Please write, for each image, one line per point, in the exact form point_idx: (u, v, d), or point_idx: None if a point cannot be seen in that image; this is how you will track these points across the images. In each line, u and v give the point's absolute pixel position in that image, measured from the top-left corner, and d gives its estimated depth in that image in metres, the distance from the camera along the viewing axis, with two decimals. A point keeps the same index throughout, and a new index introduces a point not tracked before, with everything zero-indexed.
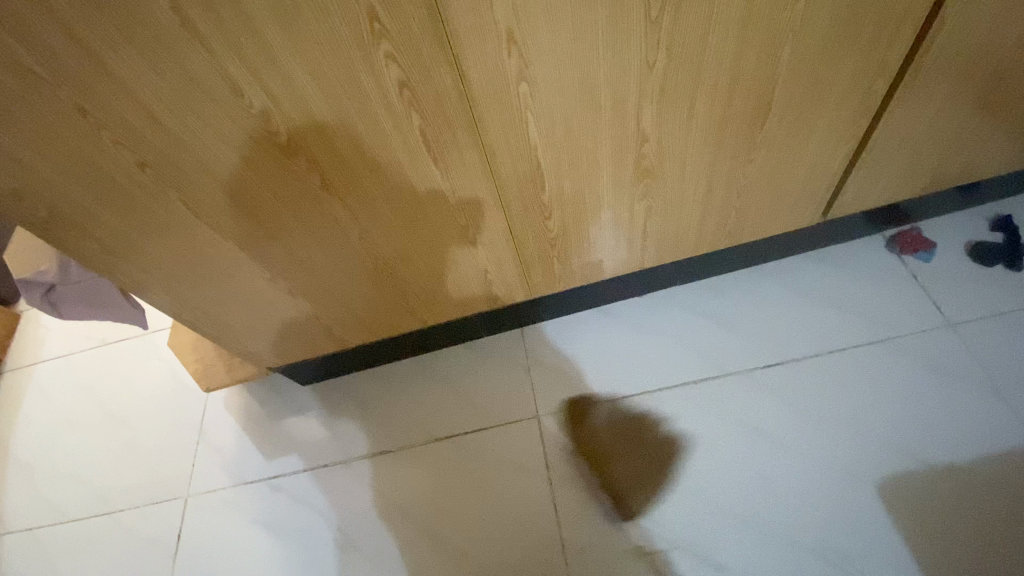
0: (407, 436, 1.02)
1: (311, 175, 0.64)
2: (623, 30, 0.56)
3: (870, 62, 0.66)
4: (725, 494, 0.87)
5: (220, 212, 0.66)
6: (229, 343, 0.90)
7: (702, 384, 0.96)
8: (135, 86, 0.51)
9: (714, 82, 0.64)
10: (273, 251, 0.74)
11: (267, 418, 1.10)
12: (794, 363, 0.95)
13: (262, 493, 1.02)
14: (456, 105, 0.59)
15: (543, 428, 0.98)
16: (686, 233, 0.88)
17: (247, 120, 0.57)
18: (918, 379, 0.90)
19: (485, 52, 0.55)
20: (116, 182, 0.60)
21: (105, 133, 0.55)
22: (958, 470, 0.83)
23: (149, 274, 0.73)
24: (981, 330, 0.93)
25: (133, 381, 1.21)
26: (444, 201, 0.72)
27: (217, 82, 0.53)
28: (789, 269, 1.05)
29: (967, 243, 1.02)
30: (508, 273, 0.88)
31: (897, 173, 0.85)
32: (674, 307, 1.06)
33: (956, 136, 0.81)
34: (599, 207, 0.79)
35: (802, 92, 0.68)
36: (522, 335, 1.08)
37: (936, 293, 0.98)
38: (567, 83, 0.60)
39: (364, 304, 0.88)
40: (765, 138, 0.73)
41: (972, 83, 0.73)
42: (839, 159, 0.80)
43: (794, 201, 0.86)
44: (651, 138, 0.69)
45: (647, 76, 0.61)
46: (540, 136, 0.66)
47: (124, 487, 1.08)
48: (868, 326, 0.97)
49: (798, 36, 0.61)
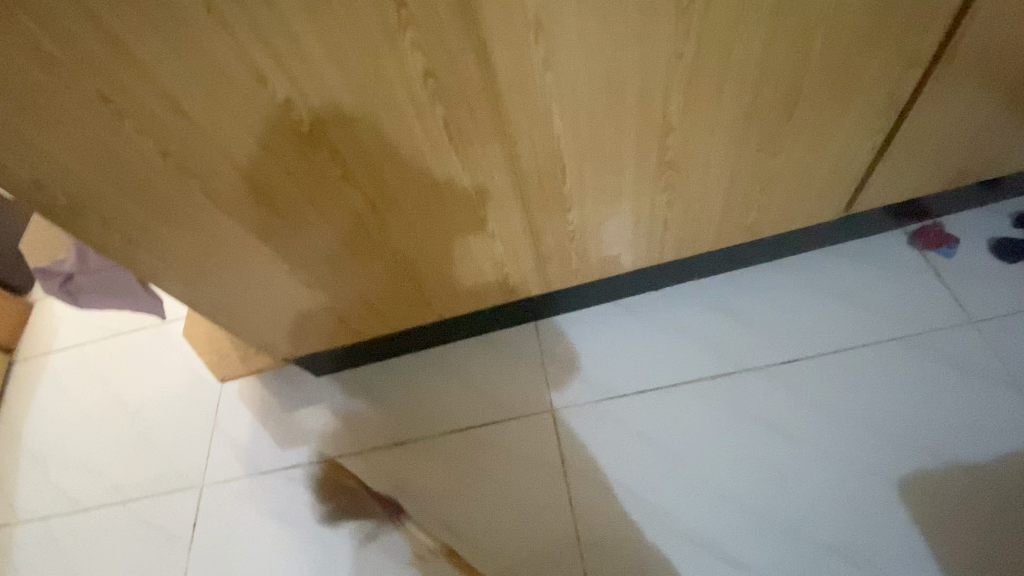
0: (421, 428, 1.02)
1: (332, 165, 0.63)
2: (652, 18, 0.54)
3: (903, 53, 0.64)
4: (740, 490, 0.86)
5: (240, 202, 0.66)
6: (245, 333, 0.90)
7: (719, 379, 0.96)
8: (158, 74, 0.51)
9: (742, 72, 0.62)
10: (291, 242, 0.73)
11: (280, 409, 1.10)
12: (812, 359, 0.94)
13: (276, 483, 1.02)
14: (480, 95, 0.58)
15: (558, 422, 0.97)
16: (706, 227, 0.87)
17: (269, 109, 0.56)
18: (939, 376, 0.89)
19: (511, 40, 0.54)
20: (137, 171, 0.59)
21: (127, 121, 0.54)
22: (979, 469, 0.82)
23: (168, 264, 0.72)
24: (1004, 327, 0.91)
25: (147, 371, 1.22)
26: (464, 192, 0.71)
27: (240, 71, 0.52)
28: (808, 264, 1.04)
29: (990, 238, 1.00)
30: (525, 266, 0.88)
31: (923, 167, 0.84)
32: (691, 302, 1.05)
33: (985, 129, 0.79)
34: (620, 199, 0.78)
35: (832, 83, 0.66)
36: (536, 329, 1.08)
37: (958, 289, 0.96)
38: (593, 73, 0.59)
39: (380, 296, 0.88)
40: (791, 130, 0.72)
41: (1006, 75, 0.71)
42: (865, 152, 0.78)
43: (816, 195, 0.85)
44: (675, 130, 0.68)
45: (675, 66, 0.60)
46: (563, 127, 0.65)
47: (138, 476, 1.09)
48: (888, 322, 0.95)
49: (831, 26, 0.59)
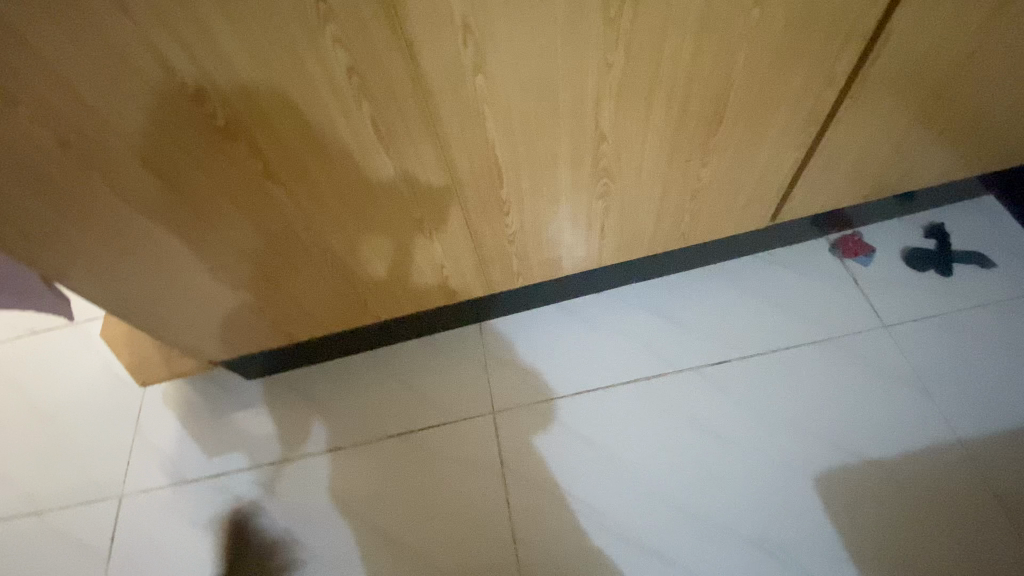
0: (359, 433, 0.99)
1: (254, 162, 0.61)
2: (581, 27, 0.55)
3: (820, 72, 0.68)
4: (673, 489, 0.89)
5: (152, 198, 0.62)
6: (166, 335, 0.85)
7: (655, 381, 0.98)
8: (55, 61, 0.47)
9: (671, 84, 0.64)
10: (213, 241, 0.70)
11: (210, 413, 1.05)
12: (741, 361, 0.98)
13: (203, 492, 0.97)
14: (410, 96, 0.57)
15: (497, 424, 0.97)
16: (642, 232, 0.89)
17: (182, 102, 0.53)
18: (854, 376, 0.95)
19: (440, 41, 0.53)
20: (34, 163, 0.55)
21: (18, 109, 0.50)
22: (888, 463, 0.88)
23: (76, 262, 0.67)
24: (913, 331, 0.98)
25: (62, 374, 1.13)
26: (398, 192, 0.70)
27: (148, 61, 0.49)
28: (739, 269, 1.08)
29: (904, 248, 1.07)
30: (465, 267, 0.87)
31: (842, 181, 0.89)
32: (630, 305, 1.07)
33: (896, 146, 0.84)
34: (557, 204, 0.78)
35: (755, 98, 0.69)
36: (478, 331, 1.07)
37: (874, 295, 1.02)
38: (525, 78, 0.59)
39: (312, 297, 0.85)
40: (719, 143, 0.74)
41: (913, 96, 0.76)
42: (789, 165, 0.82)
43: (745, 204, 0.88)
44: (608, 138, 0.69)
45: (606, 75, 0.61)
46: (497, 131, 0.64)
47: (51, 486, 1.01)
48: (811, 326, 1.01)
49: (753, 43, 0.61)
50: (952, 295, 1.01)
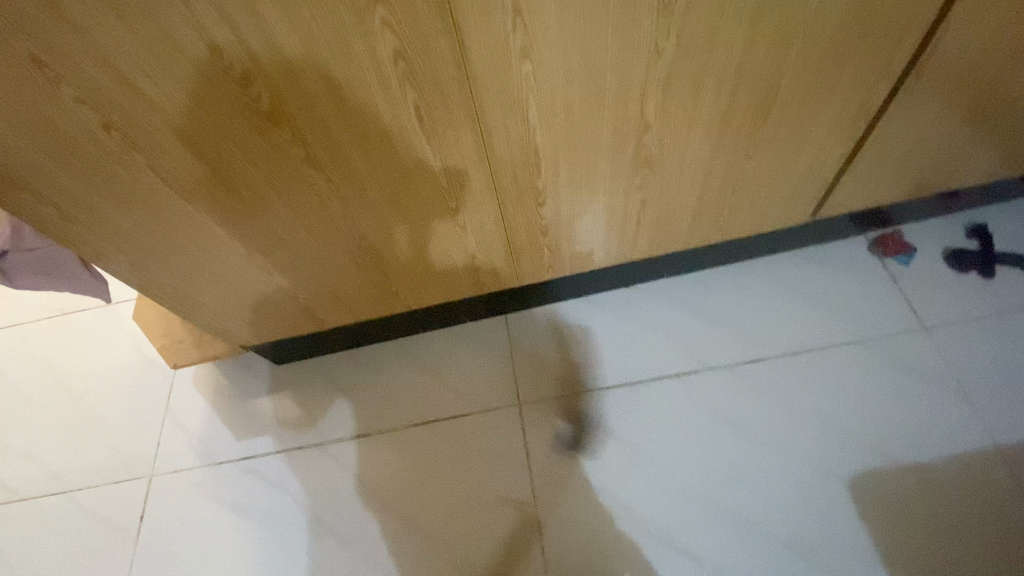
0: (384, 420, 1.00)
1: (295, 147, 0.60)
2: (634, 12, 0.53)
3: (876, 64, 0.65)
4: (702, 487, 0.88)
5: (191, 181, 0.62)
6: (199, 319, 0.86)
7: (685, 377, 0.97)
8: (102, 41, 0.47)
9: (720, 74, 0.62)
10: (249, 225, 0.70)
11: (238, 397, 1.06)
12: (773, 360, 0.97)
13: (231, 475, 0.98)
14: (454, 82, 0.56)
15: (524, 416, 0.97)
16: (677, 226, 0.87)
17: (226, 85, 0.52)
18: (891, 378, 0.93)
19: (488, 26, 0.51)
20: (77, 143, 0.55)
21: (64, 89, 0.50)
22: (924, 468, 0.86)
23: (115, 245, 0.68)
24: (953, 333, 0.95)
25: (94, 354, 1.15)
26: (436, 180, 0.69)
27: (194, 43, 0.48)
28: (773, 266, 1.06)
29: (945, 248, 1.04)
30: (497, 257, 0.86)
31: (887, 177, 0.86)
32: (660, 299, 1.05)
33: (948, 142, 0.81)
34: (594, 195, 0.77)
35: (806, 91, 0.66)
36: (505, 322, 1.07)
37: (914, 296, 1.00)
38: (572, 64, 0.57)
39: (344, 285, 0.85)
40: (764, 136, 0.72)
41: (972, 90, 0.72)
42: (834, 160, 0.80)
43: (785, 199, 0.86)
44: (652, 128, 0.67)
45: (654, 63, 0.59)
46: (539, 119, 0.63)
47: (84, 464, 1.03)
48: (847, 326, 0.98)
49: (810, 32, 0.59)
50: (995, 297, 0.97)
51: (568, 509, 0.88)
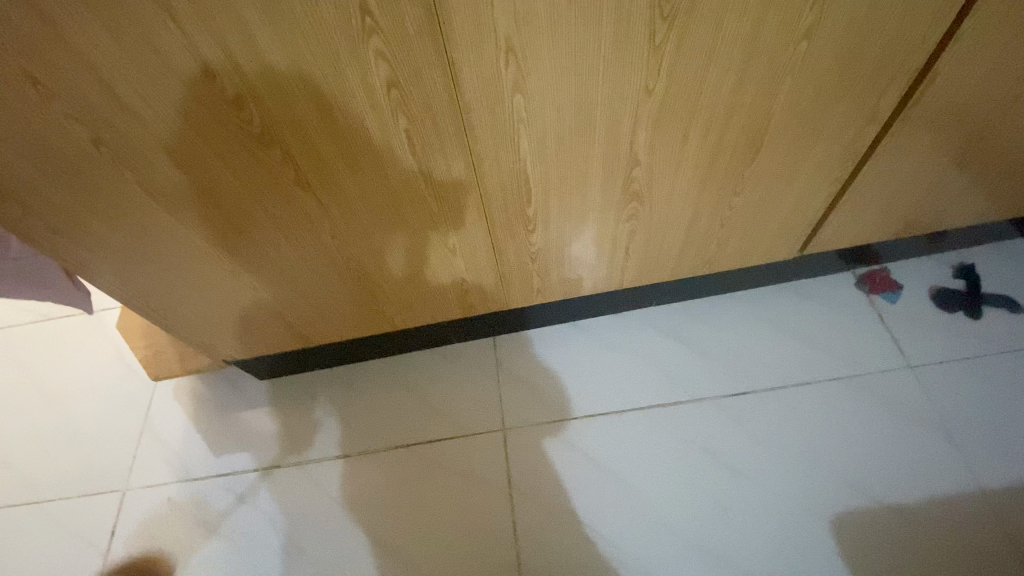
0: (368, 441, 0.98)
1: (285, 169, 0.60)
2: (625, 51, 0.54)
3: (862, 108, 0.66)
4: (685, 520, 0.87)
5: (181, 198, 0.62)
6: (183, 332, 0.85)
7: (671, 408, 0.96)
8: (96, 60, 0.47)
9: (710, 114, 0.63)
10: (237, 243, 0.70)
11: (219, 411, 1.04)
12: (760, 393, 0.96)
13: (206, 491, 0.96)
14: (446, 112, 0.57)
15: (508, 442, 0.96)
16: (666, 257, 0.88)
17: (218, 106, 0.53)
18: (876, 416, 0.92)
19: (481, 61, 0.52)
20: (66, 157, 0.55)
21: (56, 105, 0.50)
22: (908, 509, 0.85)
23: (99, 257, 0.67)
24: (938, 373, 0.95)
25: (75, 362, 1.13)
26: (426, 205, 0.69)
27: (189, 65, 0.49)
28: (762, 299, 1.07)
29: (932, 288, 1.05)
30: (485, 281, 0.86)
31: (874, 217, 0.87)
32: (648, 328, 1.05)
33: (933, 185, 0.83)
34: (583, 224, 0.77)
35: (794, 132, 0.68)
36: (493, 345, 1.06)
37: (901, 335, 1.00)
38: (563, 100, 0.58)
39: (331, 303, 0.85)
40: (753, 173, 0.73)
41: (955, 137, 0.74)
42: (821, 199, 0.81)
43: (773, 235, 0.87)
44: (642, 162, 0.68)
45: (645, 100, 0.60)
46: (531, 151, 0.63)
47: (57, 475, 1.01)
48: (834, 362, 0.98)
49: (798, 76, 0.60)
50: (980, 338, 0.98)
51: (548, 540, 0.87)
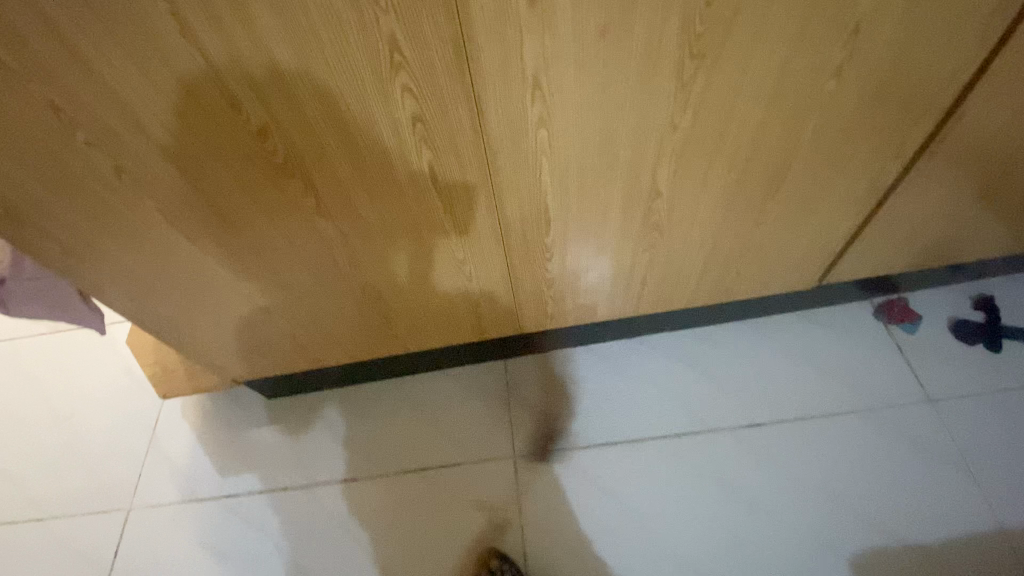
0: (376, 465, 0.97)
1: (306, 198, 0.60)
2: (653, 88, 0.53)
3: (888, 145, 0.65)
4: (699, 556, 0.85)
5: (199, 224, 0.61)
6: (194, 352, 0.85)
7: (685, 438, 0.95)
8: (122, 91, 0.47)
9: (734, 149, 0.62)
10: (254, 267, 0.69)
11: (226, 430, 1.03)
12: (776, 424, 0.95)
13: (211, 512, 0.95)
14: (470, 145, 0.56)
15: (518, 469, 0.94)
16: (683, 286, 0.87)
17: (241, 136, 0.52)
18: (896, 451, 0.91)
19: (508, 96, 0.52)
20: (86, 184, 0.54)
21: (78, 134, 0.49)
22: (928, 549, 0.83)
23: (114, 279, 0.67)
24: (958, 409, 0.94)
25: (83, 375, 1.13)
26: (443, 233, 0.68)
27: (214, 96, 0.48)
28: (778, 327, 1.05)
29: (951, 319, 1.03)
30: (500, 306, 0.85)
31: (894, 249, 0.86)
32: (662, 354, 1.04)
33: (956, 218, 0.81)
34: (601, 253, 0.76)
35: (818, 167, 0.67)
36: (504, 368, 1.05)
37: (920, 367, 0.98)
38: (588, 134, 0.57)
39: (343, 326, 0.84)
40: (774, 206, 0.72)
41: (981, 173, 0.73)
42: (842, 231, 0.80)
43: (792, 265, 0.86)
44: (663, 195, 0.67)
45: (670, 135, 0.59)
46: (553, 182, 0.63)
47: (62, 491, 1.00)
48: (851, 394, 0.97)
49: (825, 113, 0.59)
50: (1000, 373, 0.96)
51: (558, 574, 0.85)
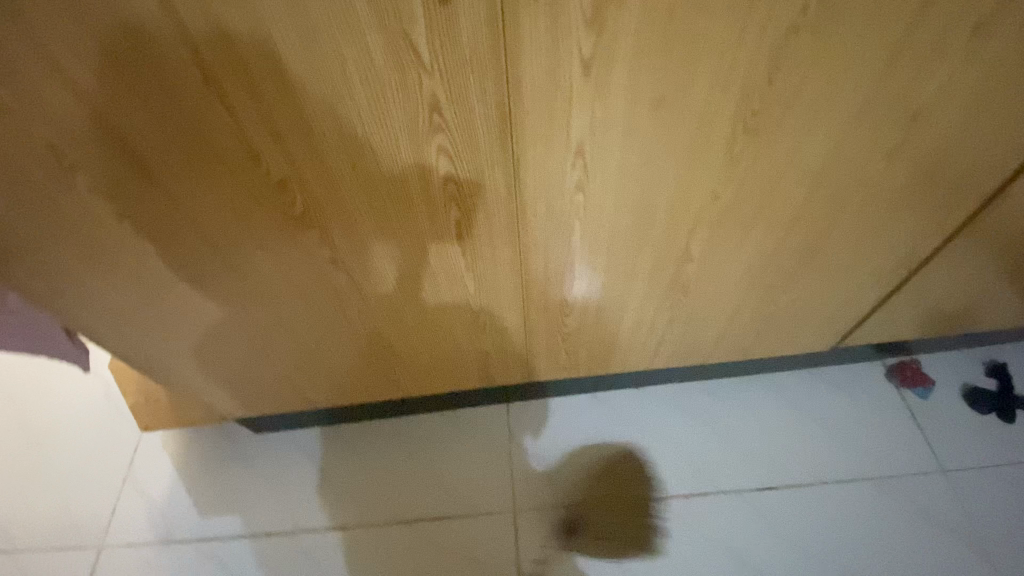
0: (368, 512, 0.92)
1: (321, 250, 0.56)
2: (700, 159, 0.51)
3: (927, 222, 0.63)
4: None
5: (204, 269, 0.57)
6: (184, 390, 0.80)
7: (693, 500, 0.91)
8: (133, 138, 0.43)
9: (772, 220, 0.60)
10: (257, 312, 0.65)
11: (210, 466, 0.98)
12: (787, 489, 0.92)
13: (188, 556, 0.89)
14: (501, 206, 0.53)
15: (518, 525, 0.90)
16: (702, 344, 0.84)
17: (259, 188, 0.49)
18: (911, 524, 0.87)
19: (548, 162, 0.49)
20: (83, 227, 0.50)
21: (80, 178, 0.45)
22: None
23: (106, 319, 0.62)
24: (974, 482, 0.91)
25: (60, 399, 1.07)
26: (462, 287, 0.65)
27: (234, 147, 0.45)
28: (789, 384, 1.03)
29: (964, 385, 1.01)
30: (511, 356, 0.82)
31: (917, 317, 0.84)
32: (671, 407, 1.01)
33: (982, 291, 0.80)
34: (623, 311, 0.73)
35: (854, 240, 0.65)
36: (507, 413, 1.01)
37: (933, 434, 0.96)
38: (625, 200, 0.54)
39: (346, 371, 0.80)
40: (804, 274, 0.70)
41: (1013, 251, 0.71)
42: (868, 300, 0.78)
43: (813, 329, 0.83)
44: (694, 259, 0.65)
45: (710, 205, 0.56)
46: (582, 244, 0.60)
47: (26, 524, 0.93)
48: (864, 459, 0.94)
49: (869, 190, 0.57)
50: (1014, 445, 0.94)
51: None
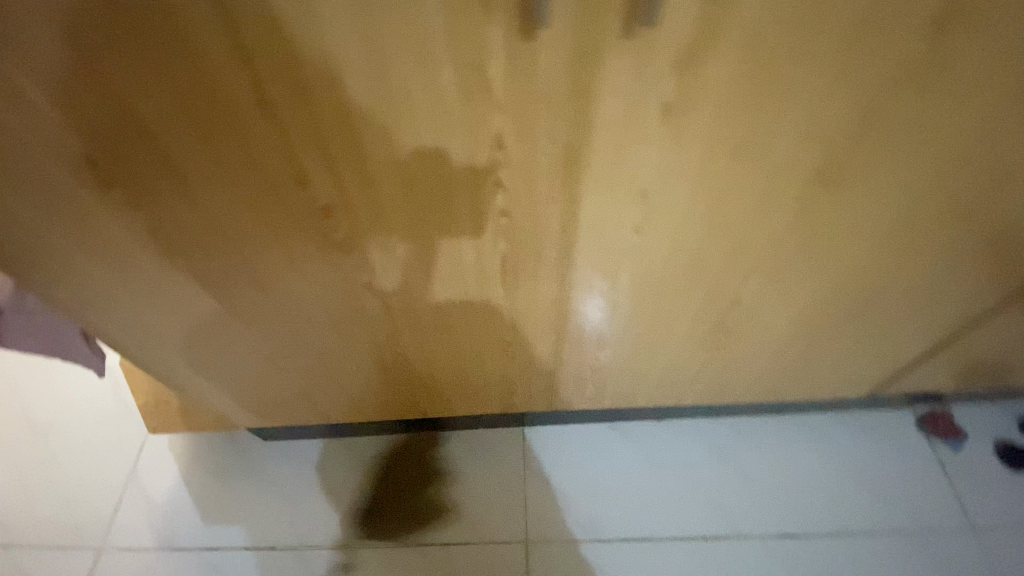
0: (376, 533, 0.89)
1: (358, 274, 0.54)
2: (767, 207, 0.48)
3: (990, 281, 0.60)
4: None
5: (234, 287, 0.55)
6: (198, 399, 0.77)
7: (712, 543, 0.88)
8: (177, 155, 0.41)
9: (831, 271, 0.57)
10: (283, 330, 0.62)
11: (216, 473, 0.95)
12: (811, 538, 0.88)
13: (189, 566, 0.86)
14: (552, 242, 0.50)
15: (530, 557, 0.87)
16: (734, 385, 0.81)
17: (302, 211, 0.46)
18: None
19: (608, 201, 0.46)
20: (114, 240, 0.48)
21: (116, 192, 0.43)
22: None
23: (126, 330, 0.60)
24: (1008, 543, 0.87)
25: (67, 393, 1.05)
26: (497, 317, 0.62)
27: (282, 170, 0.42)
28: (815, 427, 1.00)
29: (997, 440, 0.98)
30: (536, 385, 0.79)
31: (959, 371, 0.81)
32: (692, 443, 0.98)
33: None
34: (659, 349, 0.70)
35: (911, 294, 0.61)
36: (524, 438, 0.99)
37: (964, 490, 0.93)
38: (681, 243, 0.52)
39: (366, 390, 0.77)
40: (854, 324, 0.67)
41: None
42: (914, 352, 0.74)
43: (851, 377, 0.80)
44: (742, 304, 0.62)
45: (768, 253, 0.54)
46: (629, 283, 0.57)
47: (26, 521, 0.91)
48: (891, 512, 0.90)
49: (937, 247, 0.54)
50: None
51: None
